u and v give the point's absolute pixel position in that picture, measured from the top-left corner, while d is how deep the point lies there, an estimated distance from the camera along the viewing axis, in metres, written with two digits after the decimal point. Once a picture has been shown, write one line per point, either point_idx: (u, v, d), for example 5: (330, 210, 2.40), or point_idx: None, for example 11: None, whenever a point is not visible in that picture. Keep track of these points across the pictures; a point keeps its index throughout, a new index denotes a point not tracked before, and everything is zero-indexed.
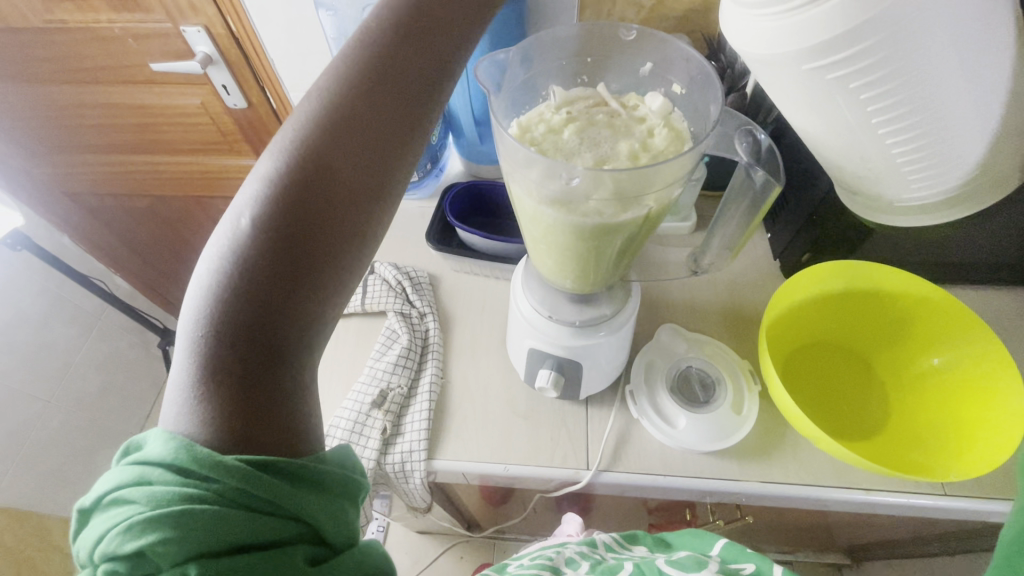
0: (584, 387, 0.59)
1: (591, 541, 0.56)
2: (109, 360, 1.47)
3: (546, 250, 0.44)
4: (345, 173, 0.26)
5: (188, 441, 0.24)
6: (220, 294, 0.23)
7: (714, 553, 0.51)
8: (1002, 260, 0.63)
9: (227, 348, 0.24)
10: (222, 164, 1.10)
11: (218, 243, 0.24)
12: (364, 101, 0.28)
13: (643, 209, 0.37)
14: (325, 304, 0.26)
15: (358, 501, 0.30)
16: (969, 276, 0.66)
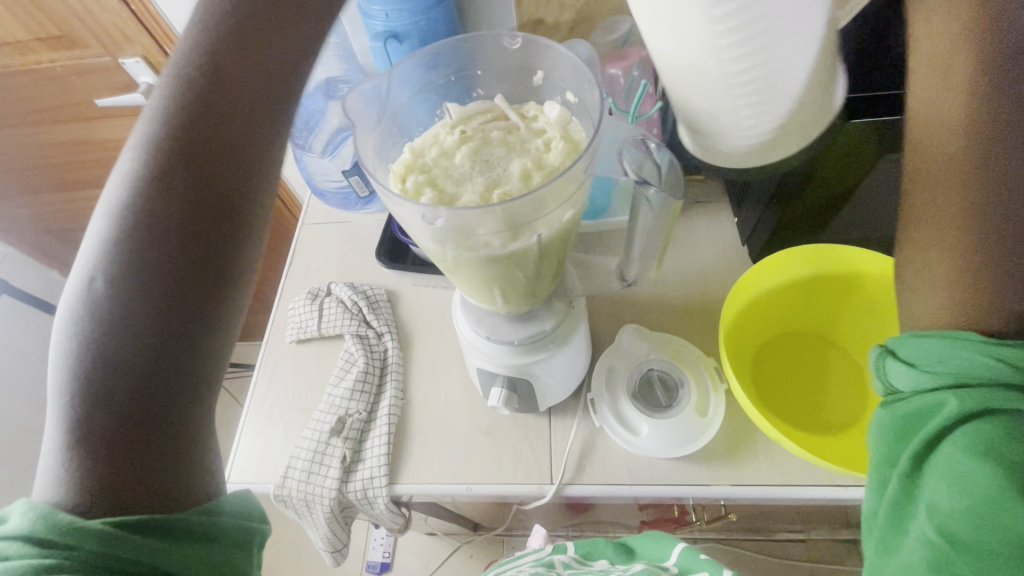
0: (539, 400, 0.57)
1: (547, 563, 0.56)
2: None
3: (461, 276, 0.41)
4: (192, 216, 0.30)
5: (48, 511, 0.26)
6: (82, 356, 0.27)
7: (669, 565, 0.50)
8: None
9: (99, 410, 0.27)
10: None
11: (71, 311, 0.28)
12: (193, 142, 0.32)
13: (540, 236, 0.35)
14: (206, 326, 0.30)
15: (252, 547, 0.32)
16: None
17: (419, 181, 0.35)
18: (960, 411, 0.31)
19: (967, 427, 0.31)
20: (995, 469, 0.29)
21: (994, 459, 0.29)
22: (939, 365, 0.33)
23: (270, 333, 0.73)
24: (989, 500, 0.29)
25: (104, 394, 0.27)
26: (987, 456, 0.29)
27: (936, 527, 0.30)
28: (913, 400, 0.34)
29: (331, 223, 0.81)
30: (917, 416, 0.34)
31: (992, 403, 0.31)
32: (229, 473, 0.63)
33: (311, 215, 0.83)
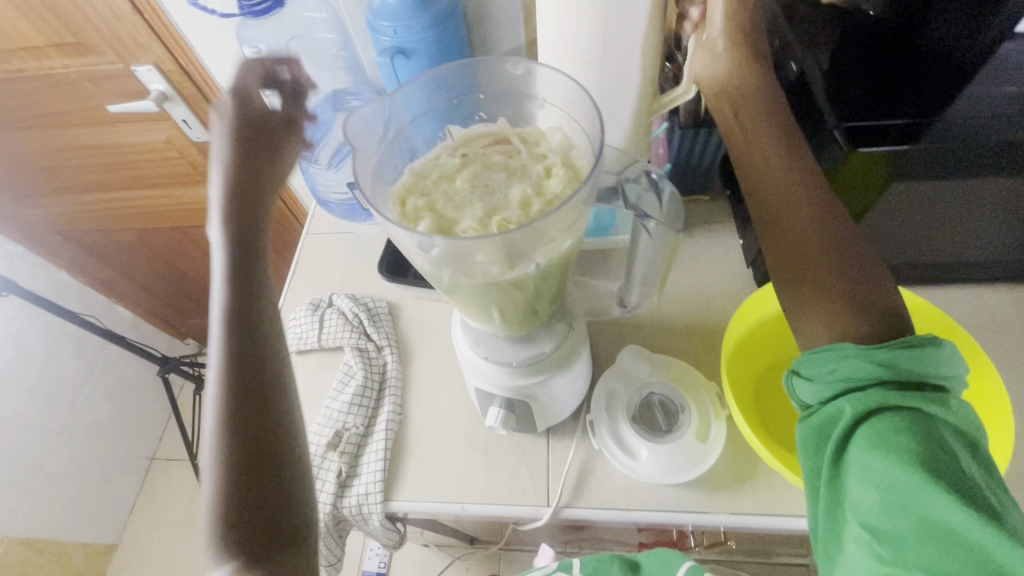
0: (537, 420, 0.56)
1: None
2: (117, 389, 1.51)
3: (460, 297, 0.41)
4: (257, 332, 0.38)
5: None
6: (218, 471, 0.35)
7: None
8: (965, 262, 0.61)
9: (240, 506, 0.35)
10: (198, 195, 1.10)
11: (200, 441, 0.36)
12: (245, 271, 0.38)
13: (539, 265, 0.34)
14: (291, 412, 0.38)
15: None
16: (946, 275, 0.62)
17: (418, 206, 0.34)
18: (855, 413, 0.38)
19: (863, 428, 0.38)
20: (887, 462, 0.36)
21: (883, 450, 0.36)
22: (832, 380, 0.40)
23: None
24: (891, 487, 0.35)
25: (231, 500, 0.35)
26: (879, 451, 0.36)
27: (861, 523, 0.37)
28: (818, 412, 0.41)
29: (335, 233, 0.81)
30: (824, 423, 0.40)
31: (875, 403, 0.38)
32: None
33: (316, 225, 0.83)
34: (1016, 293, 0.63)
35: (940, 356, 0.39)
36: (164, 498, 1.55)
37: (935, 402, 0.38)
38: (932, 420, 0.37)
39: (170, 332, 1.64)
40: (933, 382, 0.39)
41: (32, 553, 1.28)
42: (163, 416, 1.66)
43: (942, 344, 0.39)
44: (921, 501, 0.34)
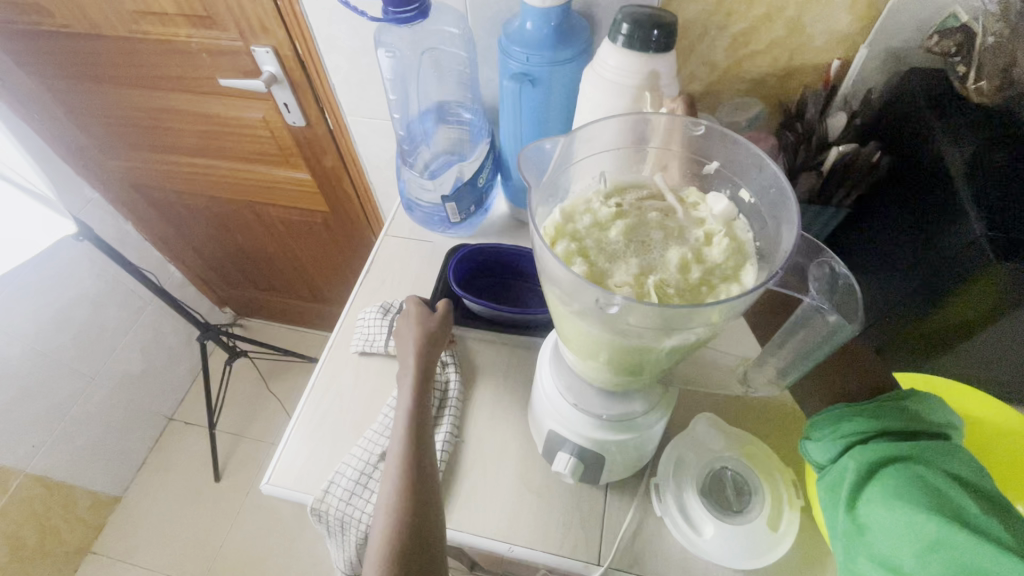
0: (604, 473, 0.54)
1: None
2: (153, 345, 1.53)
3: (578, 345, 0.39)
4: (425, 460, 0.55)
5: None
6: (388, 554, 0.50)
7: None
8: None
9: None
10: (276, 175, 1.12)
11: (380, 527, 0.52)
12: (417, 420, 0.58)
13: (689, 337, 0.32)
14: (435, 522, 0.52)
15: None
16: None
17: (570, 249, 0.33)
18: (856, 465, 0.42)
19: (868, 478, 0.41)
20: (898, 499, 0.38)
21: (890, 489, 0.39)
22: (836, 437, 0.46)
23: (335, 337, 0.73)
24: (904, 523, 0.37)
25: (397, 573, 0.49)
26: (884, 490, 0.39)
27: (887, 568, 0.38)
28: (829, 470, 0.45)
29: (412, 239, 0.82)
30: (834, 480, 0.44)
31: (872, 454, 0.42)
32: (270, 476, 0.62)
33: (395, 227, 0.83)
34: None
35: (930, 409, 0.44)
36: (174, 461, 1.55)
37: (935, 446, 0.41)
38: (937, 460, 0.40)
39: (212, 298, 1.67)
40: (930, 433, 0.44)
41: (44, 493, 1.28)
42: (188, 379, 1.68)
43: (929, 399, 0.45)
44: (932, 530, 0.36)
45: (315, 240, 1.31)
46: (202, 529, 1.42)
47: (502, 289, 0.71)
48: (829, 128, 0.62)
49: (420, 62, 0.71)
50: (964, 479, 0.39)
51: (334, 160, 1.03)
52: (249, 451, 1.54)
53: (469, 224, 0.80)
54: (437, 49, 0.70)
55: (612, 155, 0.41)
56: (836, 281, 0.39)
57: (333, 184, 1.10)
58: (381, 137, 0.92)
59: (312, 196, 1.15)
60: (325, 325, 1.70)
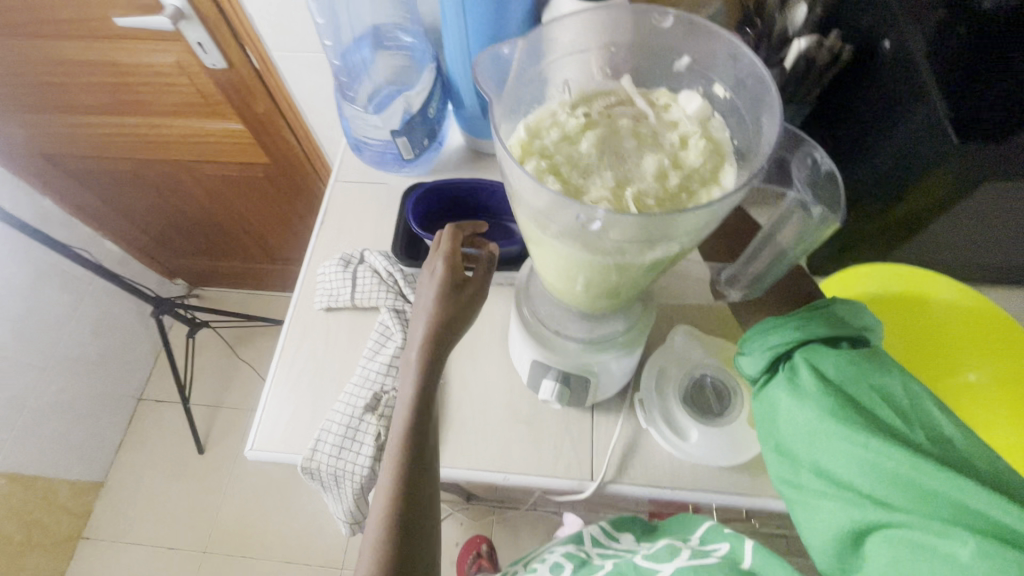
0: (590, 395, 0.55)
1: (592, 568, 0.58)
2: (104, 326, 1.44)
3: (556, 274, 0.38)
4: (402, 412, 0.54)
5: None
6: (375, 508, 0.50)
7: (744, 565, 0.48)
8: (1004, 272, 0.61)
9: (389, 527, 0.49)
10: (204, 128, 1.02)
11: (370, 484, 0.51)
12: None
13: (671, 248, 0.31)
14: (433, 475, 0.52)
15: None
16: (998, 277, 0.62)
17: (541, 167, 0.30)
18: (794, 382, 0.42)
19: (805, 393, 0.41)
20: (833, 416, 0.38)
21: (830, 407, 0.39)
22: (769, 355, 0.45)
23: (298, 295, 0.69)
24: (849, 442, 0.37)
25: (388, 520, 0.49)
26: (822, 410, 0.39)
27: (831, 483, 0.38)
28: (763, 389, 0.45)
29: (366, 182, 0.77)
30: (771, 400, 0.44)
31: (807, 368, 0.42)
32: (253, 441, 0.60)
33: (344, 171, 0.78)
34: None
35: (850, 316, 0.45)
36: (152, 439, 1.52)
37: (861, 357, 0.42)
38: (866, 370, 0.41)
39: (159, 271, 1.57)
40: (850, 340, 0.44)
41: (21, 488, 1.24)
42: (151, 356, 1.61)
43: (849, 307, 0.46)
44: (866, 448, 0.36)
45: (260, 196, 1.23)
46: (195, 500, 1.42)
47: None
48: (791, 19, 0.59)
49: None
50: (890, 388, 0.40)
51: (266, 104, 0.94)
52: (230, 420, 1.52)
53: (425, 160, 0.75)
54: None
55: (582, 62, 0.38)
56: (819, 173, 0.39)
57: (270, 132, 1.01)
58: (315, 73, 0.84)
59: (248, 148, 1.06)
60: (288, 285, 1.63)
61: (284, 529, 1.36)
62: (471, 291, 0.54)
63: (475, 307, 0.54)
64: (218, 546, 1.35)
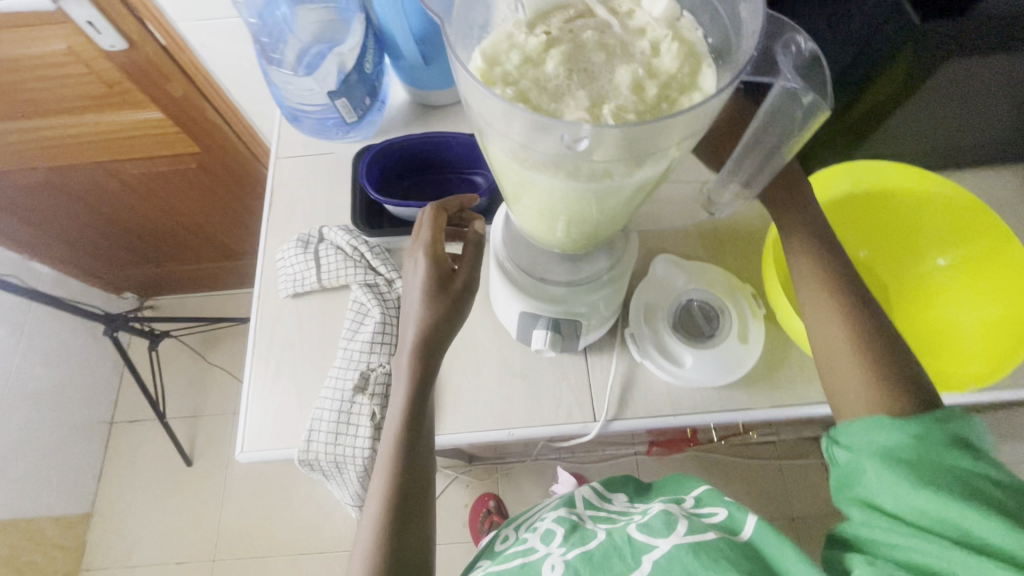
0: (584, 338, 0.54)
1: (585, 534, 0.57)
2: (55, 354, 1.35)
3: (535, 215, 0.35)
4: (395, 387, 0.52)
5: None
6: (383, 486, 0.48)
7: (743, 537, 0.50)
8: (962, 154, 0.62)
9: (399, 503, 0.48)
10: (117, 122, 0.92)
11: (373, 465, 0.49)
12: None
13: (657, 164, 0.29)
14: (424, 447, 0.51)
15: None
16: (957, 160, 0.63)
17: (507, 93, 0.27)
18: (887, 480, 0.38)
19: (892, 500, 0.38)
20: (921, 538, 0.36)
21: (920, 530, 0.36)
22: (865, 448, 0.40)
23: (260, 285, 0.65)
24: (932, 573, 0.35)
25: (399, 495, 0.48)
26: (918, 487, 0.36)
27: None
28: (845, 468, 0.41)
29: (309, 155, 0.72)
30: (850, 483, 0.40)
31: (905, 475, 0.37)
32: (242, 444, 0.58)
33: (284, 147, 0.72)
34: (1012, 169, 0.65)
35: (976, 438, 0.38)
36: (134, 460, 1.46)
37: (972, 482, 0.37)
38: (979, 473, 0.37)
39: (103, 287, 1.46)
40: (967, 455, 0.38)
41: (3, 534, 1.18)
42: (114, 377, 1.53)
43: (974, 425, 0.39)
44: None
45: (197, 190, 1.14)
46: (194, 512, 1.39)
47: (424, 190, 0.64)
48: None
49: None
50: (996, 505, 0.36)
51: (183, 85, 0.85)
52: (214, 427, 1.47)
53: (370, 119, 0.71)
54: None
55: None
56: (804, 57, 0.37)
57: (195, 118, 0.92)
58: (231, 42, 0.76)
59: (173, 137, 0.96)
60: (247, 281, 1.56)
61: (291, 523, 1.34)
62: (460, 284, 0.50)
63: (467, 299, 0.51)
64: (227, 552, 1.34)
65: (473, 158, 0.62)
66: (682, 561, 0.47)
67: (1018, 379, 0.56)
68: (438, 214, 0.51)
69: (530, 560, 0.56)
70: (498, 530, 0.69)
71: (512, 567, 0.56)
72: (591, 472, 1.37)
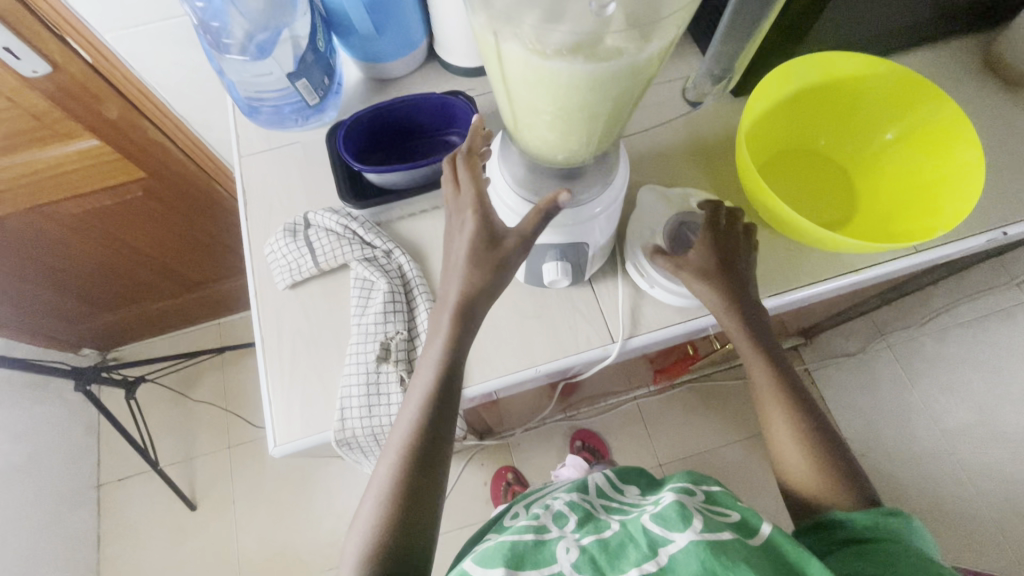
0: (590, 263, 0.57)
1: (599, 525, 0.55)
2: (24, 424, 1.26)
3: (548, 121, 0.37)
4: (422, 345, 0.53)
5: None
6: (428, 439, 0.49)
7: (762, 537, 0.49)
8: (885, 41, 0.68)
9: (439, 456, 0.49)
10: (51, 159, 0.87)
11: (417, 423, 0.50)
12: None
13: (662, 37, 0.31)
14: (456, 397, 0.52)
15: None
16: (882, 47, 0.69)
17: None
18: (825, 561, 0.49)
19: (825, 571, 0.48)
20: None
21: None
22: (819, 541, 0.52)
23: (255, 283, 0.63)
24: None
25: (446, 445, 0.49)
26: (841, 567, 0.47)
27: None
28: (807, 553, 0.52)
29: (274, 149, 0.70)
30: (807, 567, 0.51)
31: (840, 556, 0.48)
32: (274, 439, 0.57)
33: (245, 145, 0.71)
34: (926, 50, 0.72)
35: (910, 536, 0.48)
36: (134, 516, 1.39)
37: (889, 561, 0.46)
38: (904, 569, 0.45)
39: (59, 346, 1.37)
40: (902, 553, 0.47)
41: None
42: (90, 439, 1.44)
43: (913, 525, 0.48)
44: None
45: (149, 220, 1.08)
46: (211, 552, 1.34)
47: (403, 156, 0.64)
48: None
49: None
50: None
51: (119, 105, 0.81)
52: (210, 466, 1.41)
53: (330, 102, 0.70)
54: None
55: None
56: None
57: (136, 140, 0.88)
58: (164, 47, 0.73)
59: (113, 165, 0.91)
60: (213, 311, 1.50)
61: (316, 538, 1.32)
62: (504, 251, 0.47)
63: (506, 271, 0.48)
64: None
65: (446, 117, 0.63)
66: (701, 555, 0.45)
67: (972, 229, 0.62)
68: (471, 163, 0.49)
69: (543, 538, 0.52)
70: (507, 507, 0.68)
71: (522, 542, 0.51)
72: (597, 425, 1.41)
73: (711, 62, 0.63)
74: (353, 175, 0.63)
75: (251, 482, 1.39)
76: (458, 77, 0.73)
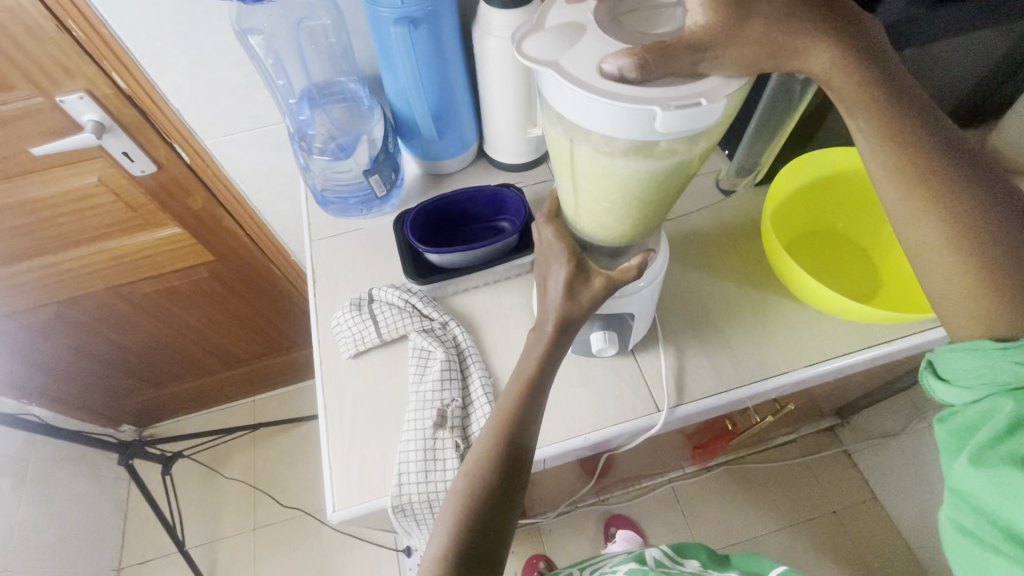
0: (634, 333, 0.61)
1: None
2: (57, 500, 1.27)
3: (607, 207, 0.46)
4: None
5: None
6: None
7: None
8: None
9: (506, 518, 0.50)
10: (137, 244, 0.97)
11: None
12: None
13: (703, 142, 0.40)
14: None
15: None
16: None
17: None
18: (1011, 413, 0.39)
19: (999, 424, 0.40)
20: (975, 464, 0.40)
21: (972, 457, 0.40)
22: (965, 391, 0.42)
23: (321, 353, 0.69)
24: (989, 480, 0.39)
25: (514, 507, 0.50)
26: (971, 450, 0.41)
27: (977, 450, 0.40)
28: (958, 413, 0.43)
29: (340, 234, 0.79)
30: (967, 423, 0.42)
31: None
32: (333, 504, 0.59)
33: (316, 231, 0.79)
34: None
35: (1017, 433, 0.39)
36: None
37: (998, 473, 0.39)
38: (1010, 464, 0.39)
39: (99, 421, 1.41)
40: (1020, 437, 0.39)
41: None
42: (119, 518, 1.43)
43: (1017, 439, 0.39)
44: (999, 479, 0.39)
45: (208, 299, 1.17)
46: None
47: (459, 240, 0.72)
48: None
49: (296, 35, 0.72)
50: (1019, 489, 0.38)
51: (204, 198, 0.93)
52: (235, 548, 1.38)
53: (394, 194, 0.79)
54: (309, 18, 0.71)
55: None
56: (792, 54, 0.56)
57: (212, 227, 0.99)
58: (253, 150, 0.84)
59: (188, 249, 1.02)
60: (250, 389, 1.54)
61: None
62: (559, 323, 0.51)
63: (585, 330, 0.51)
64: None
65: (498, 206, 0.72)
66: None
67: None
68: (557, 226, 0.53)
69: None
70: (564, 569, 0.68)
71: None
72: (634, 511, 1.35)
73: (743, 158, 0.71)
74: (415, 255, 0.71)
75: (275, 567, 1.34)
76: (503, 172, 0.83)
